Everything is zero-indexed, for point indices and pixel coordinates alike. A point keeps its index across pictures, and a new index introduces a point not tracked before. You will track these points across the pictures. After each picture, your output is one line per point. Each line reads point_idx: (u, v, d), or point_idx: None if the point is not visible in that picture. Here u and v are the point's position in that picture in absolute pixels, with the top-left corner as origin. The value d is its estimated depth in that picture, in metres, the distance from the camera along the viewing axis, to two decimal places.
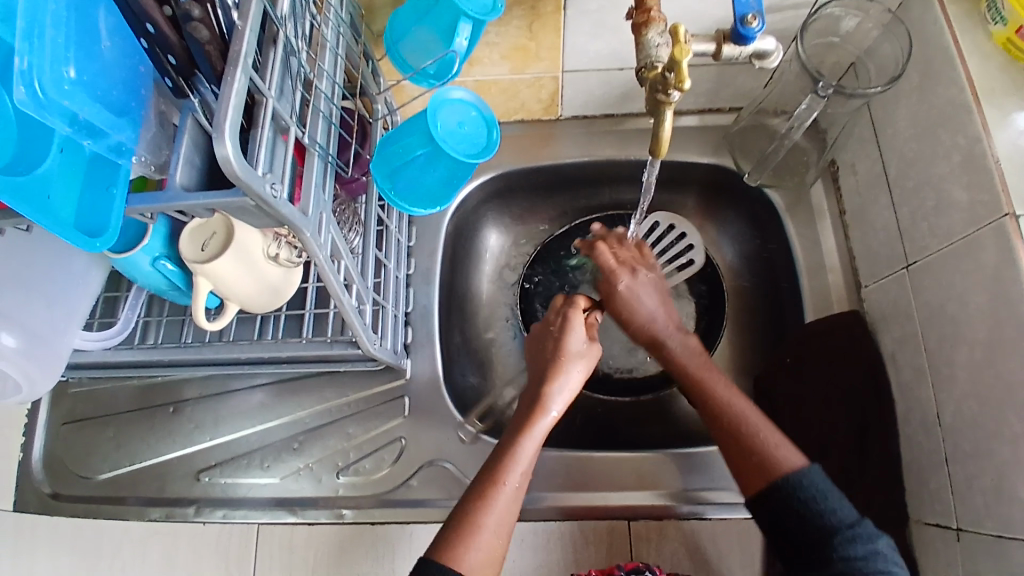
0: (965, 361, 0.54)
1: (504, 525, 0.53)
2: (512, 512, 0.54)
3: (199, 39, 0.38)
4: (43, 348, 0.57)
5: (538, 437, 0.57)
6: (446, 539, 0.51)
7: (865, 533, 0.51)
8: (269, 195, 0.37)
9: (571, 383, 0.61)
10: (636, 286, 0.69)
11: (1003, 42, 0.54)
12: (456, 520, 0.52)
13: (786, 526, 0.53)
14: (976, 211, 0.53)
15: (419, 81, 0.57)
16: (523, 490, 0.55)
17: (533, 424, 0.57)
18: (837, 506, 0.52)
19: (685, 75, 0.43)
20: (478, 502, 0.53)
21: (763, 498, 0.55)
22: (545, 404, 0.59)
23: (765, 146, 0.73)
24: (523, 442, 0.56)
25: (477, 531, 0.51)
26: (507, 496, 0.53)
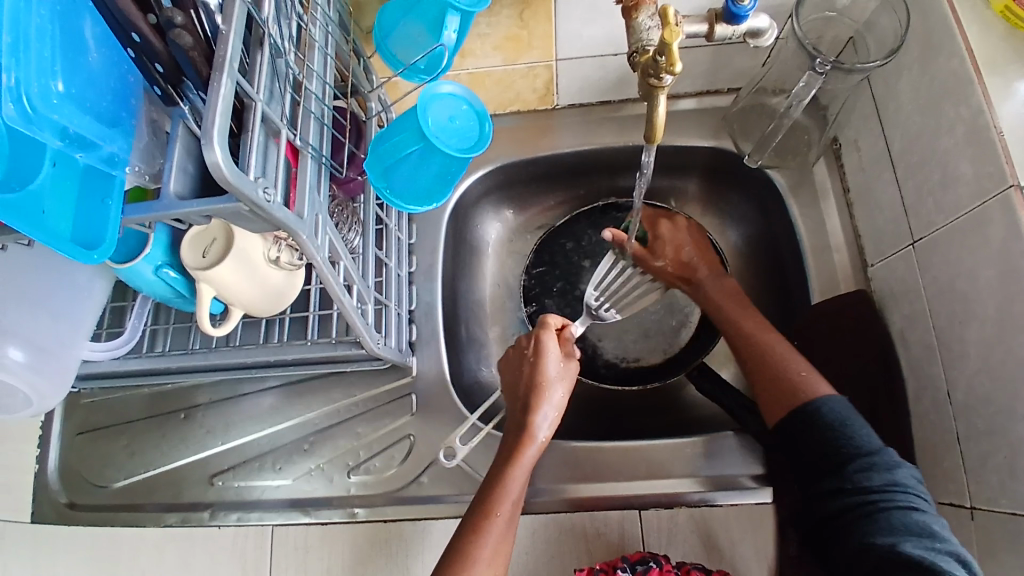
0: (975, 337, 0.53)
1: (500, 555, 0.54)
2: (507, 540, 0.54)
3: (183, 45, 0.37)
4: (52, 361, 0.59)
5: (525, 468, 0.57)
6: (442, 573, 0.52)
7: (884, 462, 0.52)
8: (262, 200, 0.37)
9: (553, 406, 0.60)
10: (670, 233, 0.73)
11: (1000, 10, 0.54)
12: (450, 555, 0.53)
13: (810, 458, 0.56)
14: (981, 183, 0.52)
15: (410, 77, 0.56)
16: (515, 518, 0.55)
17: (522, 455, 0.57)
18: (857, 441, 0.53)
19: (676, 58, 0.42)
20: (472, 535, 0.53)
21: (788, 432, 0.57)
22: (527, 432, 0.58)
23: (765, 126, 0.71)
24: (509, 474, 0.56)
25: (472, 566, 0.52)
26: (500, 528, 0.54)
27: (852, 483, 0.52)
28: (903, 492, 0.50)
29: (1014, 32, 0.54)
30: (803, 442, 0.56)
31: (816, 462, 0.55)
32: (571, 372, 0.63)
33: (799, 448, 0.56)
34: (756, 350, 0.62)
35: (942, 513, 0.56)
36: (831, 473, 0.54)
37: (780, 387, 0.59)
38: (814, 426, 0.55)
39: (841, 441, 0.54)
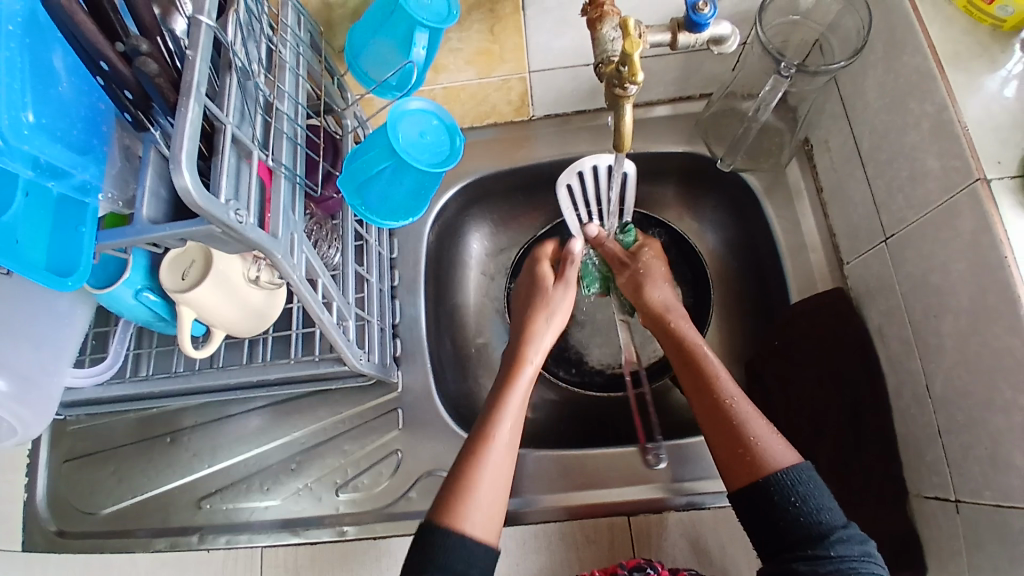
0: (951, 329, 0.54)
1: (500, 481, 0.55)
2: (506, 467, 0.56)
3: (148, 73, 0.36)
4: (33, 391, 0.57)
5: (521, 395, 0.60)
6: (443, 504, 0.52)
7: (856, 534, 0.49)
8: (233, 222, 0.37)
9: (541, 346, 0.66)
10: (653, 274, 0.72)
11: (963, 4, 0.54)
12: (450, 485, 0.54)
13: (771, 530, 0.51)
14: (950, 177, 0.52)
15: (383, 93, 0.58)
16: (513, 446, 0.57)
17: (518, 374, 0.62)
18: (829, 511, 0.50)
19: (638, 68, 0.44)
20: (469, 462, 0.55)
21: (747, 499, 0.52)
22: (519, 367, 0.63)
23: (736, 130, 0.73)
24: (504, 402, 0.59)
25: (473, 491, 0.53)
26: (498, 451, 0.55)
27: (832, 550, 0.48)
28: (872, 565, 0.48)
29: (976, 26, 0.54)
30: (770, 508, 0.51)
31: (783, 530, 0.50)
32: (565, 308, 0.70)
33: (756, 513, 0.52)
34: (691, 380, 0.61)
35: (927, 506, 0.57)
36: (804, 545, 0.49)
37: (724, 422, 0.56)
38: (784, 501, 0.51)
39: (817, 509, 0.50)
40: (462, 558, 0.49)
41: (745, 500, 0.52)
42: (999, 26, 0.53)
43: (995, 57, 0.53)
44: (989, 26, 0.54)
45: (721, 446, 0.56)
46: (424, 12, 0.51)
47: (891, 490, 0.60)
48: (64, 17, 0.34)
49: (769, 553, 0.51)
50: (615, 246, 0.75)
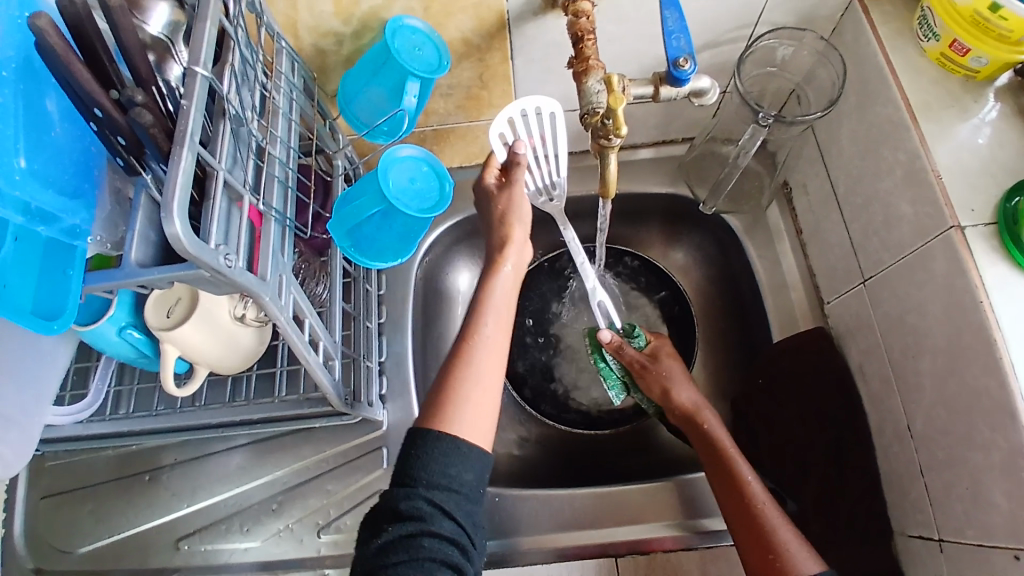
0: (929, 370, 0.55)
1: (489, 379, 0.51)
2: (495, 360, 0.52)
3: (143, 124, 0.37)
4: (14, 429, 0.56)
5: (501, 292, 0.55)
6: (431, 408, 0.50)
7: None
8: (223, 266, 0.37)
9: (513, 239, 0.57)
10: (674, 372, 0.68)
11: (936, 56, 0.56)
12: (438, 388, 0.51)
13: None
14: (923, 223, 0.54)
15: (374, 137, 0.59)
16: (501, 339, 0.53)
17: (493, 277, 0.56)
18: None
19: (622, 122, 0.47)
20: (456, 358, 0.52)
21: None
22: (496, 262, 0.56)
23: (717, 173, 0.75)
24: (485, 299, 0.55)
25: (461, 389, 0.50)
26: (482, 345, 0.52)
27: None
28: None
29: (950, 76, 0.56)
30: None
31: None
32: (524, 210, 0.58)
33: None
34: (727, 488, 0.59)
35: (910, 545, 0.58)
36: None
37: (752, 523, 0.56)
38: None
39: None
40: (454, 465, 0.47)
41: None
42: (973, 76, 0.56)
43: (967, 106, 0.55)
44: (963, 76, 0.56)
45: (753, 552, 0.55)
46: (416, 62, 0.53)
47: (875, 528, 0.60)
48: (61, 67, 0.35)
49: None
50: (634, 354, 0.70)
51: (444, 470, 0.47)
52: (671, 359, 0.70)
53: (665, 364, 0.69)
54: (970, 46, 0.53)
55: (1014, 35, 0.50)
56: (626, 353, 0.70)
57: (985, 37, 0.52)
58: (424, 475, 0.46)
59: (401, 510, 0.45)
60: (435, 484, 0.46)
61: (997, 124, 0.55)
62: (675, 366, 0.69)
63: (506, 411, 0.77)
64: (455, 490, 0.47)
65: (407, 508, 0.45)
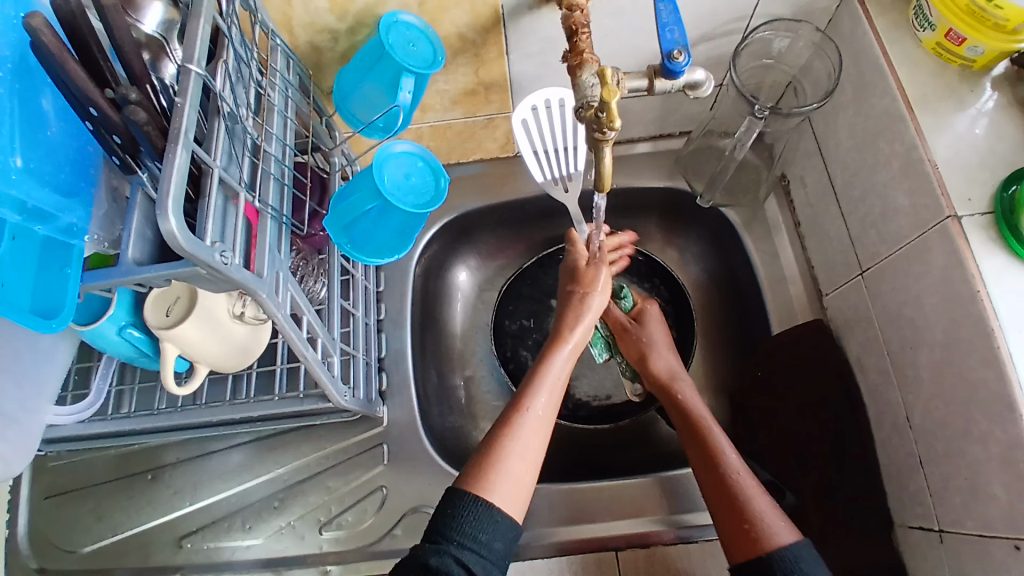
0: (927, 362, 0.55)
1: (531, 452, 0.53)
2: (540, 432, 0.54)
3: (138, 121, 0.37)
4: (15, 428, 0.56)
5: (562, 366, 0.59)
6: (471, 471, 0.51)
7: None
8: (219, 263, 0.38)
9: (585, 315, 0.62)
10: (648, 336, 0.72)
11: (933, 47, 0.56)
12: (479, 455, 0.52)
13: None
14: (920, 214, 0.54)
15: (370, 134, 0.59)
16: (550, 414, 0.56)
17: (555, 349, 0.59)
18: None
19: (616, 114, 0.46)
20: (503, 428, 0.54)
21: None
22: (561, 335, 0.60)
23: (714, 166, 0.75)
24: (541, 371, 0.57)
25: (503, 461, 0.51)
26: (531, 420, 0.54)
27: None
28: None
29: (947, 67, 0.56)
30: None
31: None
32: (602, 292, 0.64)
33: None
34: (699, 450, 0.60)
35: (911, 536, 0.58)
36: None
37: (730, 498, 0.55)
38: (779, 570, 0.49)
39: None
40: (487, 530, 0.48)
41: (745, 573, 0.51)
42: (969, 66, 0.55)
43: (964, 97, 0.55)
44: (959, 67, 0.56)
45: (732, 531, 0.54)
46: (410, 59, 0.53)
47: (876, 519, 0.60)
48: (55, 64, 0.35)
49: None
50: (620, 313, 0.74)
51: (476, 534, 0.47)
52: (653, 322, 0.73)
53: (646, 326, 0.73)
54: (966, 35, 0.52)
55: (1010, 23, 0.50)
56: (612, 312, 0.74)
57: (980, 27, 0.51)
58: (456, 535, 0.47)
59: (431, 565, 0.45)
60: (466, 545, 0.47)
61: (993, 114, 0.54)
62: (656, 331, 0.72)
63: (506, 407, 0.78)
64: (485, 555, 0.47)
65: (437, 563, 0.45)
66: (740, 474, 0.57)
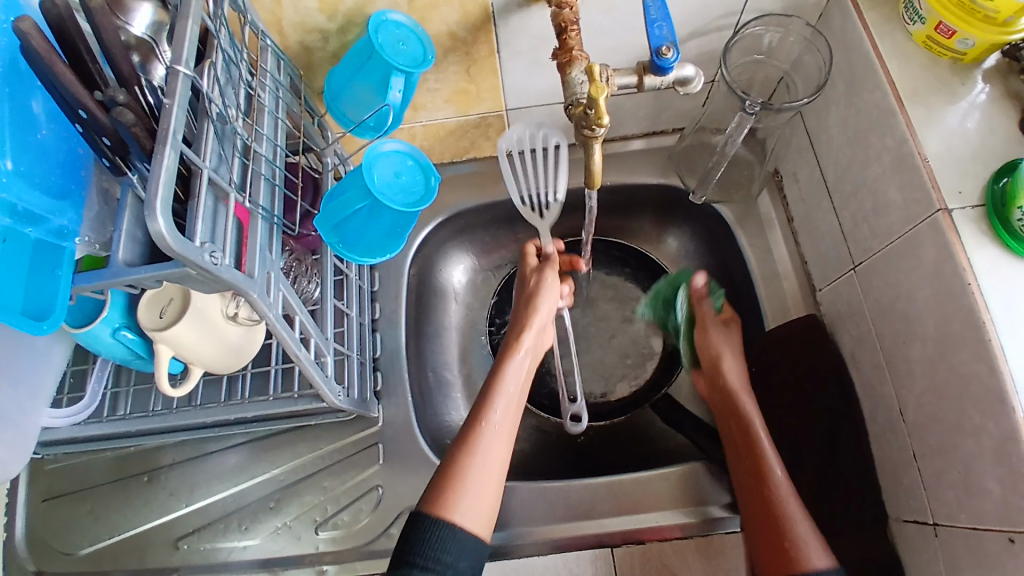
0: (919, 355, 0.55)
1: (494, 459, 0.56)
2: (501, 441, 0.57)
3: (126, 122, 0.37)
4: (8, 430, 0.57)
5: (516, 375, 0.61)
6: (436, 491, 0.53)
7: None
8: (209, 264, 0.38)
9: (535, 322, 0.65)
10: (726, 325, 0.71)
11: (923, 40, 0.56)
12: (443, 472, 0.55)
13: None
14: (911, 208, 0.54)
15: (361, 133, 0.59)
16: (508, 422, 0.58)
17: (507, 361, 0.62)
18: None
19: (604, 111, 0.46)
20: (464, 441, 0.56)
21: None
22: (513, 346, 0.63)
23: (707, 162, 0.75)
24: (499, 382, 0.60)
25: (464, 475, 0.54)
26: (490, 431, 0.57)
27: None
28: None
29: (937, 60, 0.56)
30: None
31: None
32: (551, 294, 0.67)
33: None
34: (740, 438, 0.63)
35: (906, 530, 0.58)
36: None
37: (766, 510, 0.58)
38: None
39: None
40: (450, 552, 0.51)
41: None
42: (960, 59, 0.55)
43: (954, 91, 0.55)
44: (950, 60, 0.56)
45: (763, 534, 0.57)
46: (400, 58, 0.53)
47: (870, 513, 0.61)
48: (44, 68, 0.35)
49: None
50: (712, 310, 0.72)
51: (439, 556, 0.50)
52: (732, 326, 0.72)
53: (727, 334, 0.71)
54: (957, 28, 0.52)
55: (1000, 15, 0.50)
56: (704, 306, 0.72)
57: (971, 19, 0.51)
58: (420, 559, 0.50)
59: None
60: (427, 567, 0.49)
61: (985, 108, 0.54)
62: (735, 340, 0.70)
63: None
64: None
65: None
66: (783, 497, 0.58)
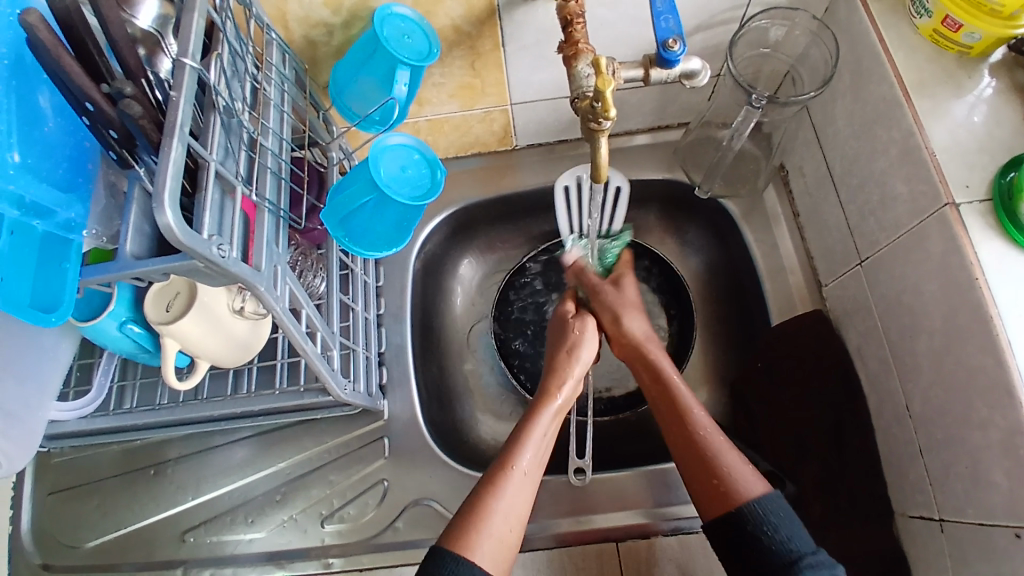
0: (926, 348, 0.55)
1: (518, 510, 0.53)
2: (526, 493, 0.54)
3: (132, 115, 0.37)
4: (17, 426, 0.57)
5: (548, 424, 0.58)
6: (456, 530, 0.50)
7: (826, 560, 0.49)
8: (216, 256, 0.38)
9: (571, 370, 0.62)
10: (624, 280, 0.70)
11: (929, 34, 0.55)
12: (464, 512, 0.51)
13: (749, 566, 0.50)
14: (918, 202, 0.54)
15: (367, 127, 0.59)
16: (536, 473, 0.55)
17: (542, 407, 0.59)
18: (798, 538, 0.50)
19: (611, 104, 0.46)
20: (489, 487, 0.53)
21: (722, 532, 0.52)
22: (549, 392, 0.60)
23: (712, 157, 0.75)
24: (529, 428, 0.57)
25: (488, 520, 0.50)
26: (517, 480, 0.53)
27: None
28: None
29: (943, 54, 0.56)
30: (745, 544, 0.51)
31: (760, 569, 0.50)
32: (590, 347, 0.64)
33: (732, 551, 0.51)
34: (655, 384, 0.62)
35: (912, 525, 0.58)
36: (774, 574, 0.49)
37: (692, 445, 0.57)
38: (758, 531, 0.50)
39: (787, 537, 0.50)
40: None
41: (724, 535, 0.52)
42: (966, 53, 0.55)
43: (960, 84, 0.55)
44: (957, 53, 0.55)
45: (693, 470, 0.56)
46: (406, 52, 0.53)
47: (875, 507, 0.61)
48: (51, 61, 0.35)
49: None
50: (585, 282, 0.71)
51: None
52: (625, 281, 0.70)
53: (624, 292, 0.69)
54: (963, 22, 0.52)
55: (1006, 9, 0.50)
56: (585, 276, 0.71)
57: (976, 12, 0.51)
58: None
59: None
60: None
61: (991, 101, 0.54)
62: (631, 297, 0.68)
63: (506, 400, 0.78)
64: None
65: None
66: (706, 433, 0.57)
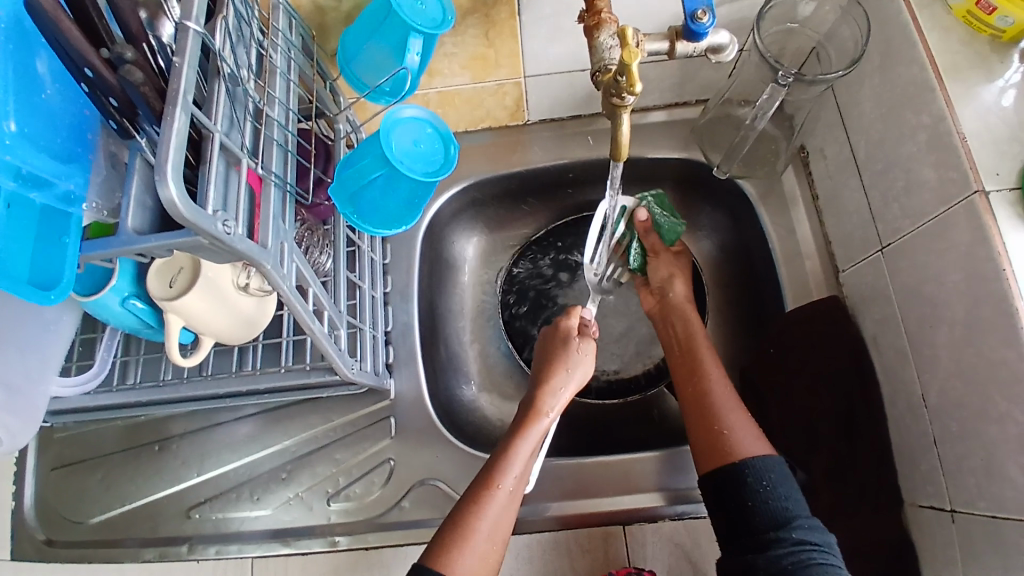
0: (946, 340, 0.53)
1: (500, 530, 0.54)
2: (509, 513, 0.54)
3: (134, 82, 0.35)
4: (16, 397, 0.56)
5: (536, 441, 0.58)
6: (441, 545, 0.51)
7: (818, 524, 0.53)
8: (221, 233, 0.36)
9: (564, 389, 0.61)
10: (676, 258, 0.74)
11: (963, 15, 0.53)
12: (448, 527, 0.53)
13: (731, 520, 0.55)
14: (946, 188, 0.52)
15: (376, 99, 0.57)
16: (519, 491, 0.55)
17: (530, 424, 0.58)
18: (794, 503, 0.54)
19: (636, 78, 0.43)
20: (472, 504, 0.53)
21: (717, 485, 0.56)
22: (539, 408, 0.59)
23: (732, 137, 0.73)
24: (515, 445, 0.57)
25: (469, 539, 0.52)
26: (500, 500, 0.54)
27: (791, 535, 0.52)
28: (828, 553, 0.52)
29: (976, 36, 0.54)
30: (737, 494, 0.55)
31: (748, 520, 0.54)
32: (584, 364, 0.64)
33: (722, 507, 0.56)
34: (683, 360, 0.66)
35: (922, 515, 0.57)
36: (765, 530, 0.53)
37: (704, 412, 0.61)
38: (753, 489, 0.55)
39: (782, 498, 0.54)
40: None
41: (721, 493, 0.56)
42: (999, 37, 0.53)
43: (992, 68, 0.53)
44: (989, 36, 0.53)
45: (699, 430, 0.60)
46: (419, 18, 0.51)
47: (885, 497, 0.60)
48: (49, 24, 0.33)
49: (733, 549, 0.54)
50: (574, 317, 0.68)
51: None
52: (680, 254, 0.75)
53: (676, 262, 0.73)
54: (997, 5, 0.50)
55: None
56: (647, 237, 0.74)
57: None
58: None
59: None
60: None
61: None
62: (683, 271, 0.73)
63: (513, 380, 0.77)
64: None
65: None
66: (719, 403, 0.61)
